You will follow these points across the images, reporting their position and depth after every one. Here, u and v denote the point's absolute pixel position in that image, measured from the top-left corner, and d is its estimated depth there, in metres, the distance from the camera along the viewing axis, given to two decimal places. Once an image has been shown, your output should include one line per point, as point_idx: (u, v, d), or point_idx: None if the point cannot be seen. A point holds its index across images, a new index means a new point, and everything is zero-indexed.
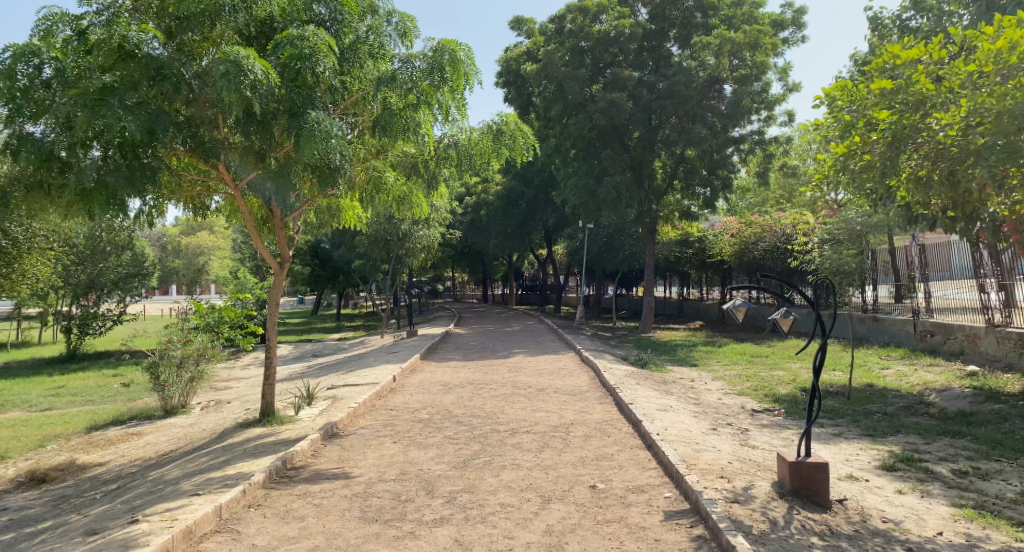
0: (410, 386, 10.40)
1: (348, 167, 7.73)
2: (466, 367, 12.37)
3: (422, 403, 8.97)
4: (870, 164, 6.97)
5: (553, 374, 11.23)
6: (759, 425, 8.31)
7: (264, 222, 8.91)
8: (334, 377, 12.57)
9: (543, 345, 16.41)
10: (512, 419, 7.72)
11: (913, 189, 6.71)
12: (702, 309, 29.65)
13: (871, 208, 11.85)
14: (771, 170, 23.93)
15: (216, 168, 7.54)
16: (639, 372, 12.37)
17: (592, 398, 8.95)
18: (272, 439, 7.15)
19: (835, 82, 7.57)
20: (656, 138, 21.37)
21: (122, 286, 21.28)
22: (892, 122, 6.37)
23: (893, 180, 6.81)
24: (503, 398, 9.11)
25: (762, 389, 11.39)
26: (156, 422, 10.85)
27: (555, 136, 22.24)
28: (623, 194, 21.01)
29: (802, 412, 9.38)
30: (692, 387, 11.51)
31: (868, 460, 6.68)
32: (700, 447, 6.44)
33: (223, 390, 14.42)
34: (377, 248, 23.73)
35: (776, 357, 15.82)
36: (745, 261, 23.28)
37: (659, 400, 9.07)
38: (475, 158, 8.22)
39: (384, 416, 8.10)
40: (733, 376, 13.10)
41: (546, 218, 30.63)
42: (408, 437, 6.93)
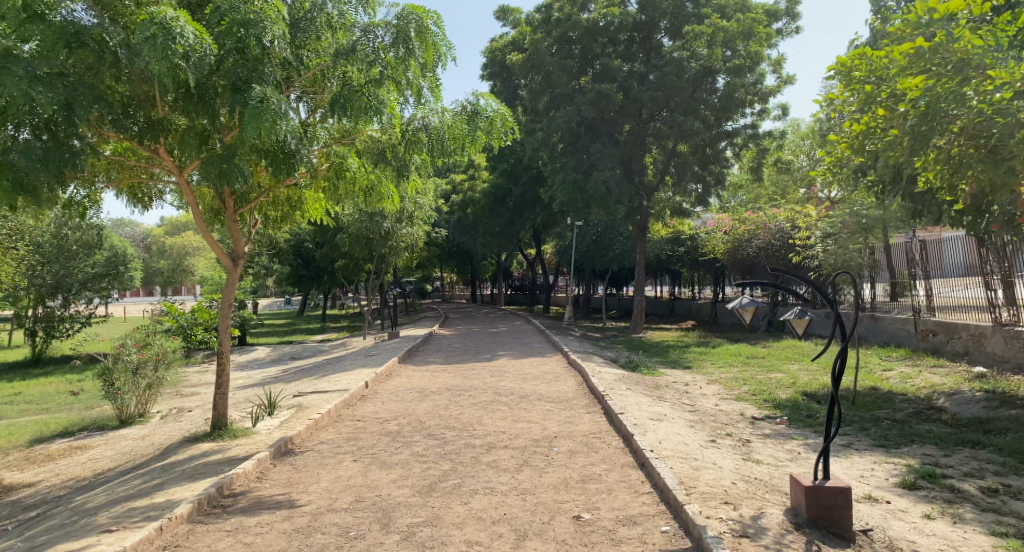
0: (382, 393, 9.61)
1: (306, 152, 7.02)
2: (446, 372, 11.59)
3: (392, 413, 8.19)
4: (896, 140, 6.83)
5: (538, 379, 10.49)
6: (761, 436, 7.60)
7: (217, 214, 8.11)
8: (305, 383, 11.76)
9: (530, 347, 15.68)
10: (489, 432, 6.96)
11: (943, 168, 6.58)
12: (694, 308, 29.05)
13: (875, 200, 11.26)
14: (764, 165, 23.39)
15: (157, 153, 6.80)
16: (629, 376, 11.66)
17: (578, 406, 8.21)
18: (219, 456, 6.36)
19: (854, 51, 7.60)
20: (647, 132, 20.86)
21: (90, 287, 20.23)
22: (930, 88, 6.09)
23: (920, 160, 6.67)
24: (482, 407, 8.36)
25: (760, 394, 10.70)
26: (107, 434, 10.00)
27: (543, 130, 21.57)
28: (613, 190, 20.32)
29: (806, 419, 8.67)
30: (685, 392, 10.80)
31: (885, 477, 5.98)
32: (699, 466, 5.70)
33: (189, 396, 13.55)
34: (359, 247, 22.91)
35: (773, 359, 15.15)
36: (738, 259, 22.69)
37: (652, 408, 8.34)
38: (449, 144, 7.52)
39: (349, 428, 7.33)
40: (729, 379, 12.40)
41: (534, 216, 29.93)
42: (371, 454, 6.15)
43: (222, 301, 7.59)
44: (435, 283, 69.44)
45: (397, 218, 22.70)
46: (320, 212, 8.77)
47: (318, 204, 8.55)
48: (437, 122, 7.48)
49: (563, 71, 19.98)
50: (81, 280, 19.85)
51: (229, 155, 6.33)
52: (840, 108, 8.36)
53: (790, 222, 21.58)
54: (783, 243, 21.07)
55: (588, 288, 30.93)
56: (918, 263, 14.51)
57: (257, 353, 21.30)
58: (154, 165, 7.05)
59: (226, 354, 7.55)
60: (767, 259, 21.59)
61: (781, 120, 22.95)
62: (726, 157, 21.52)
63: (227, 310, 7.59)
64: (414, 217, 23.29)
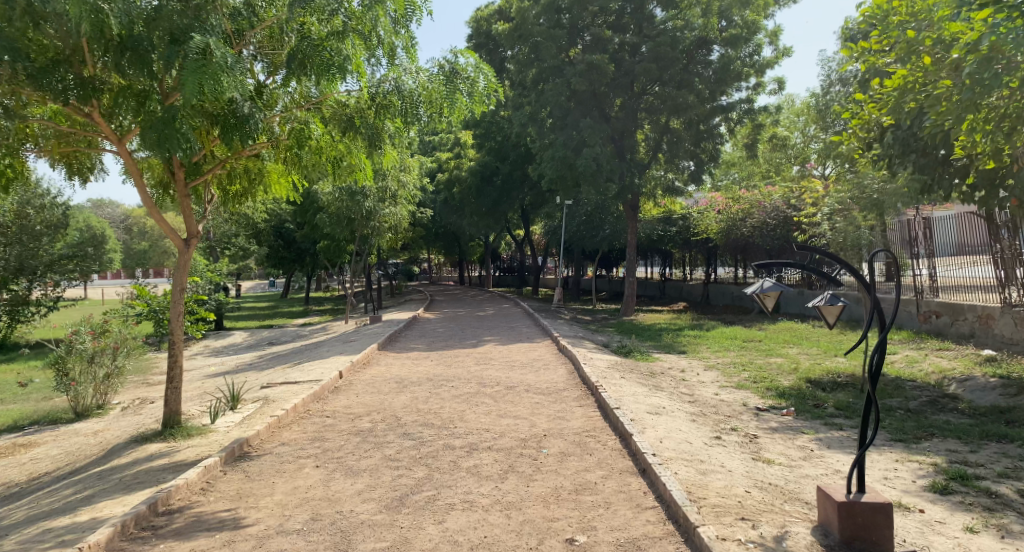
0: (358, 384, 8.89)
1: (262, 117, 6.28)
2: (428, 360, 10.88)
3: (367, 408, 7.47)
4: (947, 92, 6.09)
5: (526, 368, 9.81)
6: (768, 430, 6.96)
7: (167, 189, 7.26)
8: (277, 372, 11.01)
9: (518, 331, 15.02)
10: (471, 430, 6.26)
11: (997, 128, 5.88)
12: (685, 290, 28.59)
13: (887, 173, 10.76)
14: (759, 141, 22.84)
15: (90, 117, 5.97)
16: (623, 362, 11.03)
17: (569, 399, 7.53)
18: (165, 459, 5.62)
19: None
20: (639, 106, 20.19)
21: (55, 269, 19.03)
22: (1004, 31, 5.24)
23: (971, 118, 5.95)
24: (465, 399, 7.67)
25: (761, 381, 10.10)
26: (59, 428, 9.25)
27: (531, 104, 20.76)
28: (603, 166, 19.61)
29: (813, 410, 8.05)
30: (682, 379, 10.17)
31: (912, 479, 5.34)
32: (707, 470, 5.08)
33: (157, 385, 12.78)
34: (340, 227, 22.05)
35: (770, 342, 14.61)
36: (732, 240, 22.14)
37: (650, 400, 7.69)
38: (425, 110, 6.78)
39: (316, 425, 6.61)
40: (727, 365, 11.81)
41: (522, 196, 29.17)
42: (337, 458, 5.44)
43: (172, 286, 6.79)
44: (422, 264, 68.60)
45: (380, 198, 21.87)
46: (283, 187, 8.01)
47: (280, 175, 7.79)
48: (411, 85, 6.74)
49: (552, 41, 19.20)
50: (46, 262, 18.63)
51: (171, 118, 5.46)
52: (873, 59, 7.83)
53: (786, 201, 21.00)
54: (779, 224, 20.62)
55: (578, 269, 30.28)
56: (922, 241, 13.77)
57: (235, 338, 20.51)
58: (89, 132, 6.21)
59: (179, 344, 6.75)
60: (763, 239, 20.91)
61: (776, 94, 22.41)
62: (720, 134, 20.90)
63: (179, 296, 6.79)
64: (397, 196, 22.47)
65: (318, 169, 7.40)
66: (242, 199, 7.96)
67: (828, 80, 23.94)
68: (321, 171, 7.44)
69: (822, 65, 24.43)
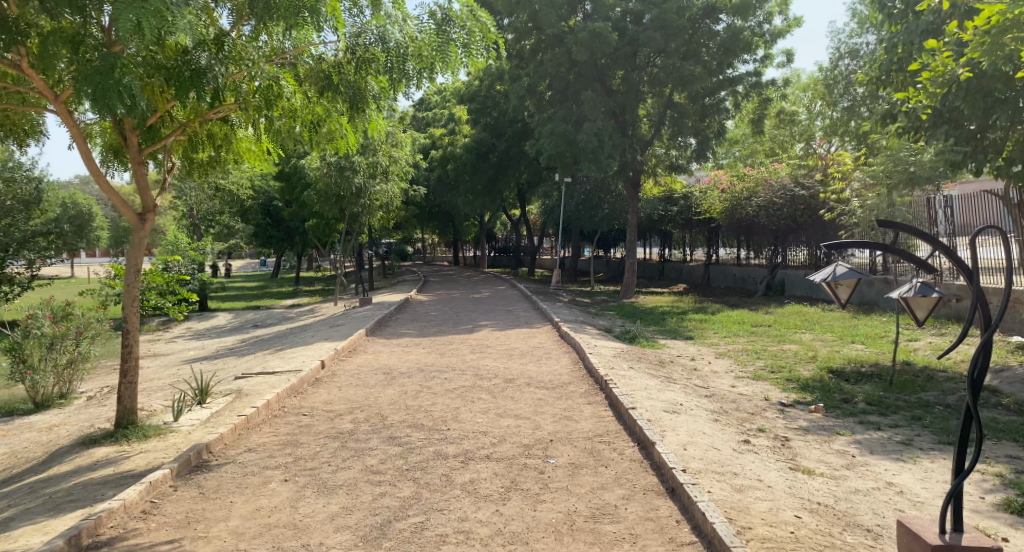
0: (342, 375, 8.09)
1: (224, 72, 5.35)
2: (420, 347, 10.09)
3: (349, 404, 6.66)
4: None
5: (526, 357, 9.04)
6: (798, 432, 6.23)
7: (119, 153, 6.35)
8: (256, 360, 10.18)
9: (515, 315, 14.26)
10: (467, 432, 5.49)
11: None
12: (685, 271, 27.88)
13: (918, 142, 9.96)
14: (766, 117, 22.00)
15: (21, 68, 5.10)
16: (630, 350, 10.29)
17: (575, 394, 6.76)
18: (110, 468, 4.79)
19: None
20: (641, 78, 19.29)
21: (27, 248, 16.26)
22: None
23: None
24: (460, 394, 6.90)
25: (779, 372, 9.38)
26: (12, 422, 8.41)
27: (529, 75, 19.71)
28: (605, 142, 18.78)
29: (843, 406, 7.32)
30: (694, 369, 9.43)
31: (980, 496, 4.58)
32: (744, 487, 4.34)
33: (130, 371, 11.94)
34: (329, 205, 21.11)
35: (781, 327, 13.91)
36: (736, 219, 21.44)
37: (665, 396, 6.93)
38: (413, 66, 5.89)
39: (292, 426, 5.80)
40: (739, 352, 11.10)
41: (518, 173, 28.24)
42: (310, 470, 4.65)
43: (125, 267, 5.88)
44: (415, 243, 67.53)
45: (371, 174, 20.91)
46: (254, 155, 7.11)
47: (252, 144, 6.91)
48: (397, 37, 5.86)
49: (552, 8, 18.24)
50: (17, 239, 15.80)
51: (107, 67, 4.54)
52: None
53: (794, 179, 20.21)
54: (787, 202, 19.51)
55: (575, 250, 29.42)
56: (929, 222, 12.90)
57: (219, 320, 19.60)
58: (22, 88, 5.31)
59: (133, 331, 5.87)
60: (769, 220, 20.00)
61: (783, 67, 21.59)
62: (725, 109, 20.10)
63: (133, 278, 5.90)
64: (389, 172, 21.53)
65: (294, 137, 6.51)
66: (207, 170, 7.03)
67: (839, 52, 23.14)
68: (298, 139, 6.56)
69: (832, 37, 23.49)
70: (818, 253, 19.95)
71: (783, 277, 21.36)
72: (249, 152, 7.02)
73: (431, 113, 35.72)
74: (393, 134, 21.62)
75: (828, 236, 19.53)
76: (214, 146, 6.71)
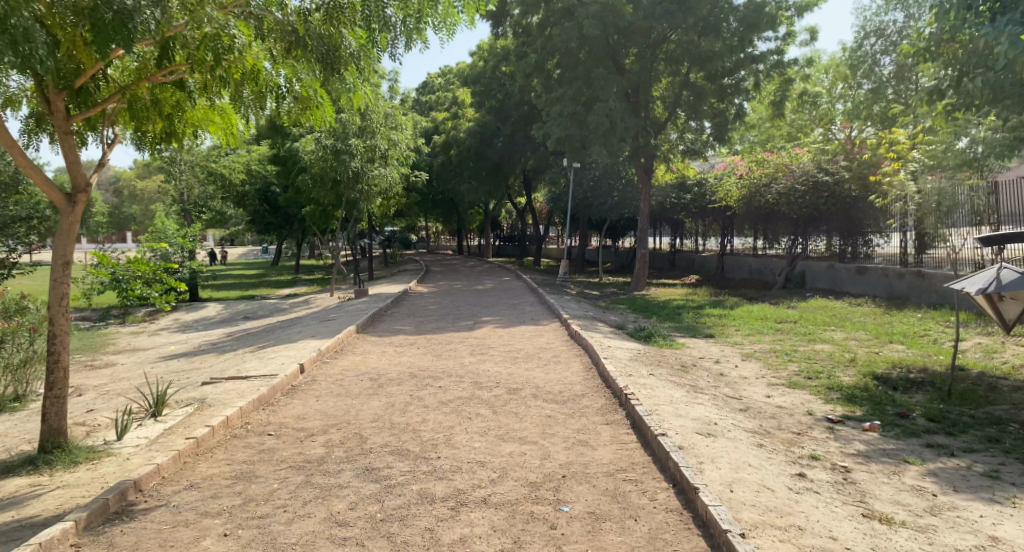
0: (323, 382, 7.12)
1: (159, 16, 4.35)
2: (414, 348, 9.10)
3: (325, 420, 5.67)
4: None
5: (533, 360, 8.06)
6: (859, 461, 5.19)
7: (44, 119, 5.30)
8: (234, 361, 9.20)
9: (521, 309, 13.25)
10: (460, 464, 4.49)
11: None
12: (697, 262, 26.79)
13: (979, 117, 8.86)
14: (788, 98, 20.85)
15: None
16: (648, 352, 9.29)
17: (589, 411, 5.76)
18: (9, 512, 3.79)
19: None
20: (657, 56, 18.19)
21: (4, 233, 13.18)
22: None
23: None
24: (455, 409, 5.92)
25: (817, 380, 8.35)
26: None
27: (536, 52, 19.12)
28: (617, 123, 17.68)
29: (903, 424, 6.29)
30: (720, 375, 8.41)
31: None
32: (816, 550, 3.32)
33: (101, 368, 10.99)
34: (326, 190, 20.09)
35: (807, 325, 12.89)
36: (754, 207, 20.30)
37: (696, 414, 5.89)
38: (395, 12, 5.04)
39: (250, 452, 4.80)
40: (768, 354, 10.08)
41: (525, 159, 27.12)
42: (256, 520, 3.64)
43: (50, 258, 4.82)
44: (418, 231, 66.41)
45: (369, 158, 19.84)
46: (220, 128, 6.05)
47: (215, 114, 5.87)
48: None
49: None
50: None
51: None
52: None
53: (817, 165, 19.07)
54: (808, 187, 18.37)
55: (583, 239, 28.35)
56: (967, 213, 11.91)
57: (209, 311, 18.66)
58: None
59: (61, 333, 4.87)
60: (789, 208, 18.79)
61: (806, 46, 20.48)
62: (747, 90, 18.89)
63: (60, 271, 4.86)
64: (388, 156, 20.48)
65: (257, 103, 5.57)
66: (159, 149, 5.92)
67: (862, 31, 21.63)
68: (262, 108, 5.62)
69: (857, 15, 22.18)
70: (842, 244, 18.79)
71: (802, 269, 20.25)
72: (211, 124, 5.97)
73: (434, 98, 34.69)
74: (393, 116, 20.63)
75: (854, 225, 18.35)
76: (165, 119, 5.59)
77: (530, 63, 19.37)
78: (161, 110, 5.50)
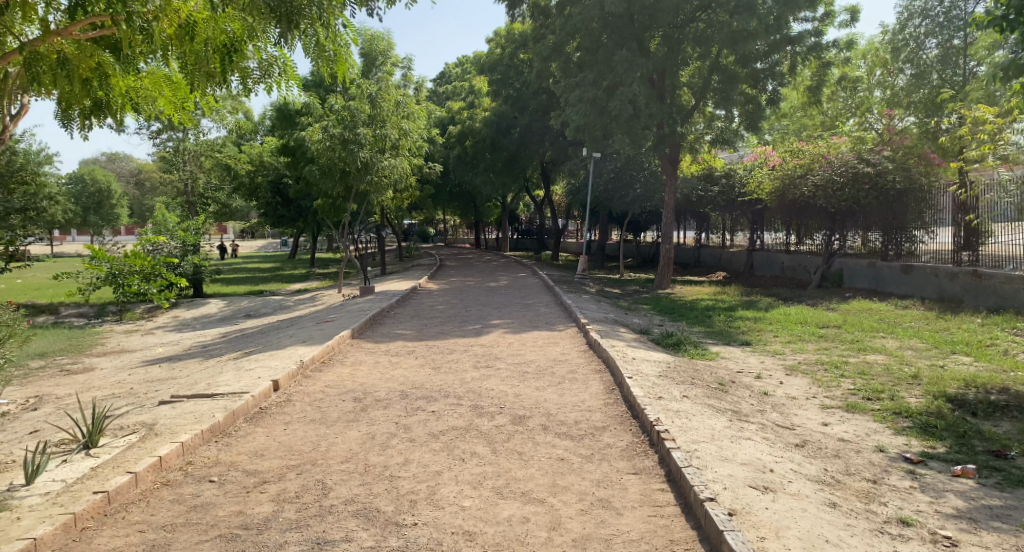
0: (299, 402, 6.10)
1: None
2: (411, 358, 8.02)
3: (285, 461, 4.61)
4: None
5: (546, 377, 6.96)
6: (964, 527, 3.98)
7: None
8: (211, 371, 8.22)
9: (536, 312, 12.13)
10: (440, 539, 3.38)
11: None
12: (725, 258, 25.43)
13: None
14: (826, 84, 19.37)
15: None
16: (678, 365, 8.15)
17: (612, 453, 4.63)
18: None
19: None
20: (684, 36, 16.89)
21: None
22: None
23: None
24: (447, 446, 4.83)
25: (879, 401, 7.09)
26: None
27: (555, 34, 18.02)
28: (642, 109, 16.45)
29: (1003, 468, 5.04)
30: (763, 395, 7.23)
31: None
32: None
33: (77, 373, 10.08)
34: (332, 181, 19.10)
35: (852, 331, 11.60)
36: (788, 200, 18.96)
37: (745, 458, 4.73)
38: None
39: (177, 510, 3.73)
40: (815, 368, 8.85)
41: (543, 149, 25.94)
42: None
43: None
44: (436, 224, 65.24)
45: (378, 148, 18.79)
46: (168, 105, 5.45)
47: (166, 86, 5.16)
48: None
49: None
50: None
51: None
52: None
53: (856, 155, 17.70)
54: (849, 179, 17.04)
55: (603, 234, 27.04)
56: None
57: (210, 307, 17.87)
58: None
59: None
60: (827, 202, 17.58)
61: (845, 27, 18.94)
62: (782, 74, 17.62)
63: None
64: (399, 146, 19.41)
65: (210, 78, 4.72)
66: (83, 126, 4.79)
67: (905, 10, 19.60)
68: (223, 84, 4.80)
69: None
70: (884, 240, 17.29)
71: (839, 266, 18.75)
72: (161, 98, 5.26)
73: (450, 87, 33.64)
74: (404, 104, 19.57)
75: (898, 220, 16.79)
76: (84, 88, 4.44)
77: (549, 45, 18.17)
78: (73, 74, 4.16)
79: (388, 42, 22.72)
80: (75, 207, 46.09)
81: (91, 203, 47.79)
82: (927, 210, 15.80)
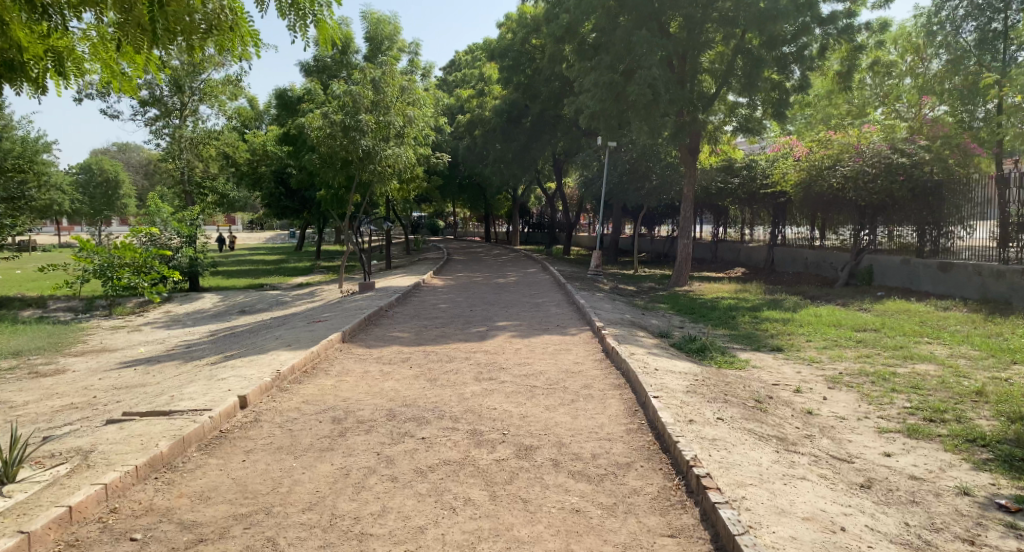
0: (269, 423, 5.22)
1: None
2: (406, 367, 7.12)
3: (232, 509, 3.71)
4: None
5: (556, 393, 6.02)
6: None
7: None
8: (183, 379, 7.35)
9: (547, 312, 11.18)
10: None
11: None
12: (744, 253, 24.37)
13: None
14: (857, 70, 18.23)
15: None
16: (707, 377, 7.17)
17: (639, 506, 3.68)
18: None
19: None
20: (708, 16, 15.79)
21: None
22: None
23: None
24: (435, 489, 3.91)
25: (944, 424, 6.06)
26: None
27: (569, 13, 16.98)
28: (662, 95, 15.45)
29: None
30: (809, 416, 6.24)
31: None
32: None
33: (46, 376, 9.26)
34: (333, 171, 18.23)
35: (893, 336, 10.55)
36: (814, 193, 17.86)
37: (807, 511, 3.74)
38: None
39: None
40: (860, 380, 7.83)
41: (554, 140, 24.95)
42: None
43: None
44: (446, 216, 64.67)
45: (382, 136, 17.84)
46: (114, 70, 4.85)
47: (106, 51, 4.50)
48: None
49: None
50: None
51: None
52: None
53: (890, 144, 16.54)
54: (879, 169, 15.91)
55: (616, 227, 26.01)
56: None
57: (204, 302, 17.07)
58: None
59: None
60: (857, 195, 16.33)
61: (879, 9, 17.79)
62: (810, 58, 16.45)
63: None
64: (404, 134, 18.48)
65: (149, 38, 4.06)
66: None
67: None
68: (165, 46, 4.14)
69: None
70: (918, 236, 16.17)
71: (869, 263, 17.59)
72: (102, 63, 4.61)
73: (460, 76, 32.66)
74: (410, 90, 18.63)
75: (933, 213, 15.64)
76: None
77: (563, 25, 17.11)
78: None
79: (395, 26, 21.74)
80: (83, 197, 45.59)
81: (98, 193, 47.23)
82: (966, 204, 14.66)
